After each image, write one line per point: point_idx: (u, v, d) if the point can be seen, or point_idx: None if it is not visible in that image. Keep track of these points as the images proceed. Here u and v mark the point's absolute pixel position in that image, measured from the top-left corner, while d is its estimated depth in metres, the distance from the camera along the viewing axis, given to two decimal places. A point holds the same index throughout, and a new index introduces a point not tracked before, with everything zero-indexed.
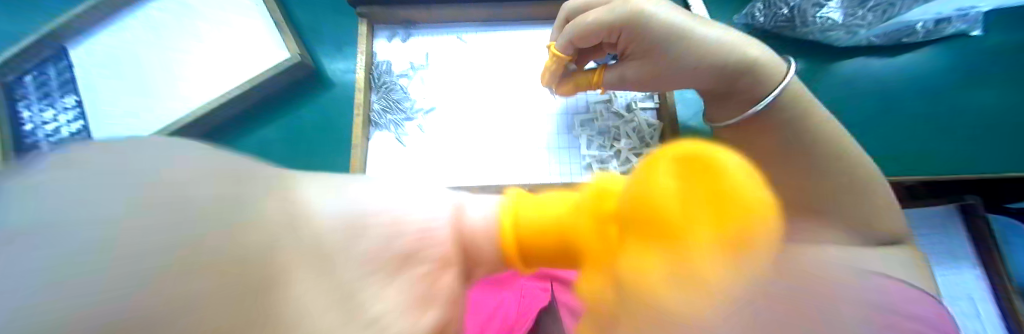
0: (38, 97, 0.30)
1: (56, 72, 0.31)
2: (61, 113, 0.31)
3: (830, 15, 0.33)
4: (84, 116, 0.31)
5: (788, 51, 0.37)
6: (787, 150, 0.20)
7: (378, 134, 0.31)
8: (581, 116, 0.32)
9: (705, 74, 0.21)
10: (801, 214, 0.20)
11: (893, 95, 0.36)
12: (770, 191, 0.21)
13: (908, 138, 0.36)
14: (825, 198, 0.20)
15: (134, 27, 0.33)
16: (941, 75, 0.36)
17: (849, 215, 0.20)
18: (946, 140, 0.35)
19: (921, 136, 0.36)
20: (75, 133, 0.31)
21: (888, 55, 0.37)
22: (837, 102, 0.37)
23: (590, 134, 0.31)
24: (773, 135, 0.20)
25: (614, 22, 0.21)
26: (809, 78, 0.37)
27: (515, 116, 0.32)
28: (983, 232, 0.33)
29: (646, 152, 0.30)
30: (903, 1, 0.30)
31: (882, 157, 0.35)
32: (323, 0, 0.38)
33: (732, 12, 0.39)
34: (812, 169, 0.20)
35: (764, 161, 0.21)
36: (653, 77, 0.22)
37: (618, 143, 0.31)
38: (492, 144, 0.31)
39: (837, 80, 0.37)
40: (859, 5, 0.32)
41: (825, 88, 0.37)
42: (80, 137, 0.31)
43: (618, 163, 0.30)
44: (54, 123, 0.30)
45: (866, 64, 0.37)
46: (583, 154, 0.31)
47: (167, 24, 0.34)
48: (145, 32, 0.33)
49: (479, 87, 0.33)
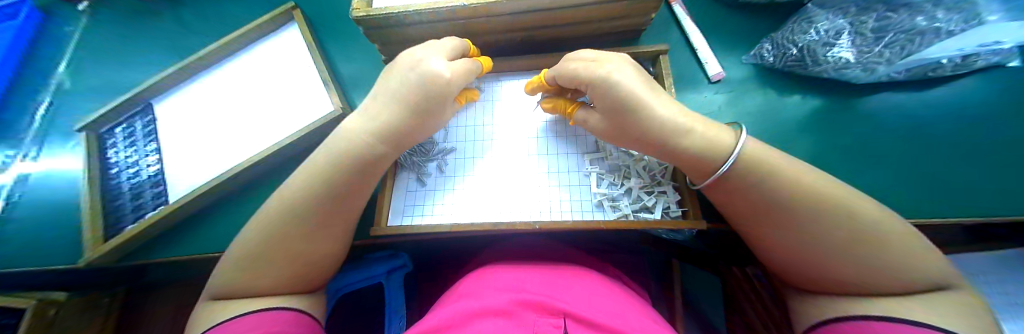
0: (127, 145, 0.37)
1: (143, 125, 0.37)
2: (142, 158, 0.36)
3: (843, 54, 0.33)
4: (155, 160, 0.36)
5: (802, 90, 0.37)
6: (758, 194, 0.22)
7: (404, 177, 0.33)
8: (591, 155, 0.33)
9: (655, 135, 0.24)
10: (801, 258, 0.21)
11: (922, 130, 0.35)
12: (766, 236, 0.22)
13: (953, 174, 0.33)
14: (820, 243, 0.20)
15: (205, 93, 0.38)
16: (980, 109, 0.34)
17: (860, 259, 0.19)
18: (994, 178, 0.32)
19: (971, 172, 0.33)
20: (148, 174, 0.35)
21: (913, 90, 0.36)
22: (864, 139, 0.36)
23: (601, 172, 0.32)
24: (744, 184, 0.23)
25: (586, 76, 0.25)
26: (828, 115, 0.36)
27: (527, 155, 0.33)
28: None
29: (657, 190, 0.31)
30: (924, 37, 0.30)
31: (927, 195, 0.33)
32: (363, 56, 0.42)
33: (742, 53, 0.40)
34: (790, 212, 0.21)
35: (749, 207, 0.23)
36: (614, 125, 0.26)
37: (627, 182, 0.31)
38: (506, 186, 0.32)
39: (861, 117, 0.36)
40: (874, 43, 0.32)
41: (849, 125, 0.36)
42: (152, 178, 0.35)
43: (630, 202, 0.31)
44: (135, 166, 0.36)
45: (890, 99, 0.36)
46: (594, 192, 0.31)
47: (231, 86, 0.38)
48: (214, 95, 0.38)
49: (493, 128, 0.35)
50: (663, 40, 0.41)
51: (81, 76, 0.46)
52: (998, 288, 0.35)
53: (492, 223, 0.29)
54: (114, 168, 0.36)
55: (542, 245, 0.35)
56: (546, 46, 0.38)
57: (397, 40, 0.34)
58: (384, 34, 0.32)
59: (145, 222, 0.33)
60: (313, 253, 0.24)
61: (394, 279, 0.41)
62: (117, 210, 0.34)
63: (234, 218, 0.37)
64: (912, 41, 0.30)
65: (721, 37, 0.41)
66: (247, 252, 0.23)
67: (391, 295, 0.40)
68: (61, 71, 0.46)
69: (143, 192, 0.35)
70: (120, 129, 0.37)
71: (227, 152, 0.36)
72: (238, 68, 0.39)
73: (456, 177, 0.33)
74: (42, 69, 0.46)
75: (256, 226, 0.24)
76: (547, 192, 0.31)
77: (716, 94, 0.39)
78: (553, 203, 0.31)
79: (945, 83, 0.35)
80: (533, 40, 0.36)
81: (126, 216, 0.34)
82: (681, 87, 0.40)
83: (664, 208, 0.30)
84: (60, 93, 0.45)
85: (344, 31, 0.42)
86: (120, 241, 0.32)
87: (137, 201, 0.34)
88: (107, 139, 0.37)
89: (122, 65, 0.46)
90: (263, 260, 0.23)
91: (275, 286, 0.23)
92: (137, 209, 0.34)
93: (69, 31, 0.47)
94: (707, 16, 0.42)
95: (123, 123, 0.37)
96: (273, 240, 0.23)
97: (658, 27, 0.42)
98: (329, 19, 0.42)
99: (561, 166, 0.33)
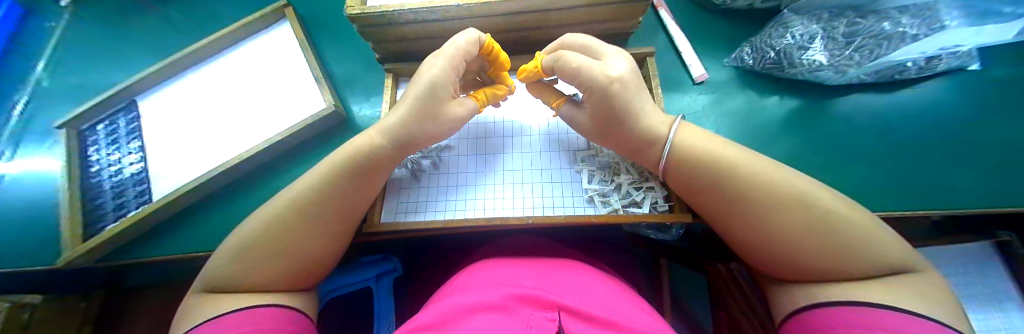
0: (109, 144, 0.36)
1: (126, 122, 0.37)
2: (125, 156, 0.35)
3: (817, 57, 0.35)
4: (138, 158, 0.35)
5: (782, 91, 0.39)
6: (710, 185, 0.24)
7: (397, 173, 0.33)
8: (581, 152, 0.34)
9: (630, 131, 0.27)
10: (761, 246, 0.22)
11: (891, 129, 0.37)
12: (733, 224, 0.23)
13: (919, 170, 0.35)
14: (774, 230, 0.21)
15: (193, 91, 0.38)
16: (942, 109, 0.36)
17: (813, 244, 0.19)
18: (957, 172, 0.35)
19: (934, 168, 0.35)
20: (131, 173, 0.35)
21: (882, 91, 0.38)
22: (838, 137, 0.37)
23: (592, 169, 0.33)
24: (696, 171, 0.25)
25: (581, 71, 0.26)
26: (805, 116, 0.38)
27: (517, 151, 0.34)
28: (1010, 263, 0.37)
29: (645, 185, 0.32)
30: (890, 41, 0.32)
31: (894, 190, 0.35)
32: (356, 56, 0.42)
33: (725, 57, 0.41)
34: (746, 204, 0.22)
35: (712, 197, 0.24)
36: (601, 121, 0.27)
37: (617, 178, 0.32)
38: (499, 178, 0.32)
39: (835, 117, 0.38)
40: (845, 46, 0.34)
41: (825, 124, 0.38)
42: (135, 177, 0.34)
43: (619, 197, 0.31)
44: (116, 164, 0.35)
45: (860, 100, 0.38)
46: (585, 188, 0.32)
47: (219, 84, 0.38)
48: (201, 94, 0.38)
49: (484, 124, 0.35)
50: (650, 43, 0.43)
51: (62, 74, 0.44)
52: (966, 279, 0.37)
53: (484, 218, 0.30)
54: (94, 167, 0.35)
55: (534, 241, 0.35)
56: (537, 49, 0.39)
57: (391, 40, 0.34)
58: (378, 32, 0.32)
59: (127, 222, 0.32)
60: (306, 247, 0.24)
61: (383, 284, 0.41)
62: (95, 208, 0.33)
63: (219, 219, 0.36)
64: (881, 45, 0.32)
65: (705, 41, 0.43)
66: (239, 247, 0.23)
67: (381, 299, 0.40)
68: (40, 69, 0.44)
69: (124, 191, 0.34)
70: (103, 127, 0.36)
71: (215, 149, 0.35)
72: (227, 67, 0.38)
73: (450, 174, 0.33)
74: (23, 68, 0.45)
75: (251, 222, 0.24)
76: (539, 187, 0.32)
77: (701, 95, 0.41)
78: (544, 198, 0.31)
79: (901, 87, 0.37)
80: (525, 41, 0.37)
81: (106, 216, 0.33)
82: (668, 88, 0.41)
83: (652, 203, 0.31)
84: (39, 91, 0.43)
85: (335, 29, 0.42)
86: (99, 240, 0.32)
87: (119, 200, 0.34)
88: (88, 137, 0.36)
89: (108, 64, 0.45)
90: (256, 253, 0.23)
91: (267, 279, 0.23)
92: (118, 209, 0.33)
93: (51, 28, 0.46)
94: (692, 21, 0.43)
95: (105, 121, 0.37)
96: (268, 236, 0.24)
97: (645, 31, 0.43)
98: (322, 19, 0.43)
99: (553, 162, 0.33)
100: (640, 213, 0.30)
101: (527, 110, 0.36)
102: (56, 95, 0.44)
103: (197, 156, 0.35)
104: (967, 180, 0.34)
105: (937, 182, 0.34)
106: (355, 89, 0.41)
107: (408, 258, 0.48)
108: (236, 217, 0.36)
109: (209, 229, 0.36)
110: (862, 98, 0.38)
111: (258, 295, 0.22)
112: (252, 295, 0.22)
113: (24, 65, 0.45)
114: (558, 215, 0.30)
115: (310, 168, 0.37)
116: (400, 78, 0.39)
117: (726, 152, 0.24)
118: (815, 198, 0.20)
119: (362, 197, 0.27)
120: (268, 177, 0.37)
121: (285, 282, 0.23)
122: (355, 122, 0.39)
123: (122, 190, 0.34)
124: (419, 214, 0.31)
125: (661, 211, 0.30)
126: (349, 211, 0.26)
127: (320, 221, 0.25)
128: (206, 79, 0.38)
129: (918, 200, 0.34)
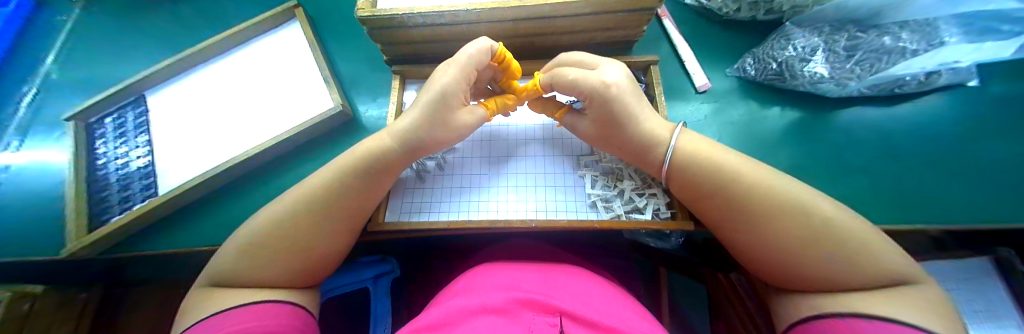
0: (116, 137, 0.36)
1: (134, 116, 0.37)
2: (132, 150, 0.35)
3: (818, 69, 0.36)
4: (145, 152, 0.35)
5: (784, 102, 0.40)
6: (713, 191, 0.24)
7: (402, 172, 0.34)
8: (583, 156, 0.34)
9: (629, 140, 0.28)
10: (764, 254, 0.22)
11: (892, 143, 0.37)
12: (736, 232, 0.24)
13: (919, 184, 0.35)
14: (777, 238, 0.21)
15: (201, 87, 0.38)
16: (942, 125, 0.37)
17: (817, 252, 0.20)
18: (956, 186, 0.35)
19: (934, 183, 0.35)
20: (137, 166, 0.35)
21: (883, 105, 0.38)
22: (839, 150, 0.38)
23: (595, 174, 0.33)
24: (699, 177, 0.25)
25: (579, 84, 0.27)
26: (807, 128, 0.39)
27: (522, 155, 0.34)
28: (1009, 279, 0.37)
29: (648, 191, 0.32)
30: (890, 56, 0.32)
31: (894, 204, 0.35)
32: (364, 57, 0.42)
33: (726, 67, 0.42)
34: (748, 209, 0.23)
35: (714, 204, 0.25)
36: (602, 130, 0.28)
37: (620, 183, 0.32)
38: (503, 181, 0.33)
39: (837, 130, 0.38)
40: (846, 60, 0.35)
41: (826, 137, 0.38)
42: (141, 170, 0.35)
43: (622, 202, 0.31)
44: (123, 157, 0.35)
45: (861, 114, 0.38)
46: (588, 193, 0.32)
47: (227, 81, 0.38)
48: (209, 90, 0.38)
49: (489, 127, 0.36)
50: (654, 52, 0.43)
51: (74, 67, 0.45)
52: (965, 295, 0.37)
53: (487, 220, 0.30)
54: (101, 159, 0.35)
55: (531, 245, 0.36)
56: (543, 54, 0.40)
57: (399, 42, 0.35)
58: (387, 34, 0.33)
59: (132, 213, 0.32)
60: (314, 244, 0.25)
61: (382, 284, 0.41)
62: (103, 201, 0.34)
63: (222, 215, 0.36)
64: (881, 59, 0.33)
65: (708, 51, 0.43)
66: (245, 243, 0.24)
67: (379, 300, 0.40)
68: (51, 62, 0.45)
69: (132, 183, 0.34)
70: (110, 120, 0.37)
71: (222, 144, 0.36)
72: (235, 64, 0.39)
73: (454, 176, 0.34)
74: (33, 60, 0.45)
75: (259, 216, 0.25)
76: (544, 189, 0.32)
77: (703, 105, 0.41)
78: (548, 201, 0.32)
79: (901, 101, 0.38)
80: (532, 46, 0.38)
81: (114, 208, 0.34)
82: (671, 96, 0.42)
83: (654, 209, 0.31)
84: (51, 83, 0.44)
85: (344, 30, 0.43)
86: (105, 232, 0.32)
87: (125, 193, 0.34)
88: (95, 130, 0.37)
89: (116, 59, 0.45)
90: (260, 249, 0.23)
91: (274, 274, 0.23)
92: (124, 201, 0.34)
93: (63, 21, 0.46)
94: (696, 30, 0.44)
95: (114, 114, 0.37)
96: (273, 233, 0.24)
97: (649, 40, 0.44)
98: (331, 20, 0.43)
99: (556, 166, 0.34)
100: (643, 219, 0.30)
101: (532, 115, 0.36)
102: (64, 87, 0.44)
103: (203, 151, 0.35)
104: (967, 195, 0.34)
105: (936, 196, 0.35)
106: (362, 89, 0.41)
107: (407, 259, 0.48)
108: (239, 213, 0.36)
109: (211, 225, 0.36)
110: (863, 111, 0.39)
111: (260, 291, 0.22)
112: (259, 289, 0.22)
113: (34, 57, 0.45)
114: (561, 219, 0.31)
115: (314, 166, 0.37)
116: (407, 80, 0.39)
117: (729, 160, 0.25)
118: (817, 207, 0.21)
119: (368, 197, 0.27)
120: (272, 175, 0.38)
121: (290, 278, 0.23)
122: (361, 122, 0.39)
123: (129, 183, 0.34)
124: (422, 215, 0.32)
125: (664, 218, 0.31)
126: (353, 209, 0.27)
127: (327, 219, 0.25)
128: (214, 75, 0.39)
129: (917, 214, 0.35)
